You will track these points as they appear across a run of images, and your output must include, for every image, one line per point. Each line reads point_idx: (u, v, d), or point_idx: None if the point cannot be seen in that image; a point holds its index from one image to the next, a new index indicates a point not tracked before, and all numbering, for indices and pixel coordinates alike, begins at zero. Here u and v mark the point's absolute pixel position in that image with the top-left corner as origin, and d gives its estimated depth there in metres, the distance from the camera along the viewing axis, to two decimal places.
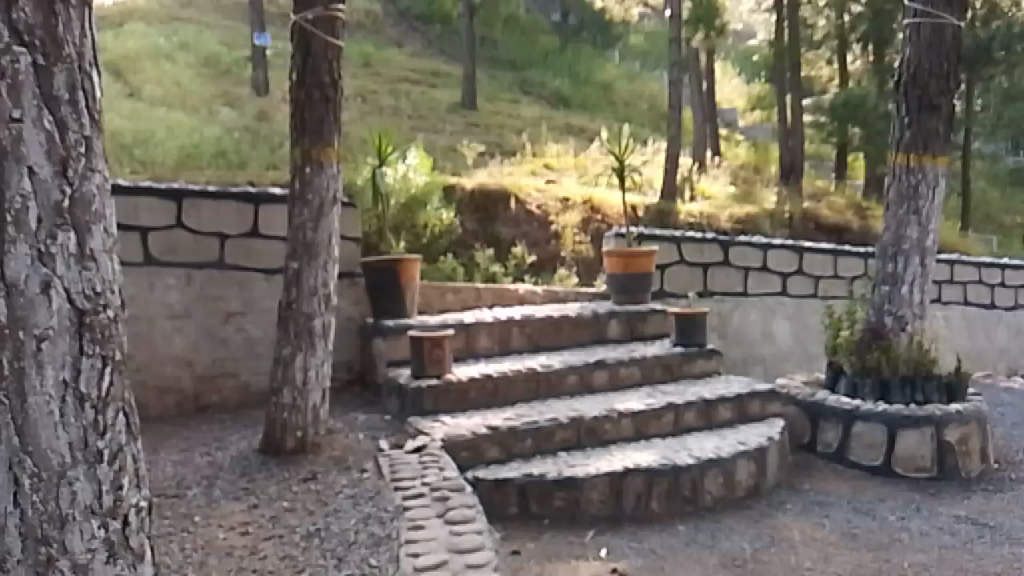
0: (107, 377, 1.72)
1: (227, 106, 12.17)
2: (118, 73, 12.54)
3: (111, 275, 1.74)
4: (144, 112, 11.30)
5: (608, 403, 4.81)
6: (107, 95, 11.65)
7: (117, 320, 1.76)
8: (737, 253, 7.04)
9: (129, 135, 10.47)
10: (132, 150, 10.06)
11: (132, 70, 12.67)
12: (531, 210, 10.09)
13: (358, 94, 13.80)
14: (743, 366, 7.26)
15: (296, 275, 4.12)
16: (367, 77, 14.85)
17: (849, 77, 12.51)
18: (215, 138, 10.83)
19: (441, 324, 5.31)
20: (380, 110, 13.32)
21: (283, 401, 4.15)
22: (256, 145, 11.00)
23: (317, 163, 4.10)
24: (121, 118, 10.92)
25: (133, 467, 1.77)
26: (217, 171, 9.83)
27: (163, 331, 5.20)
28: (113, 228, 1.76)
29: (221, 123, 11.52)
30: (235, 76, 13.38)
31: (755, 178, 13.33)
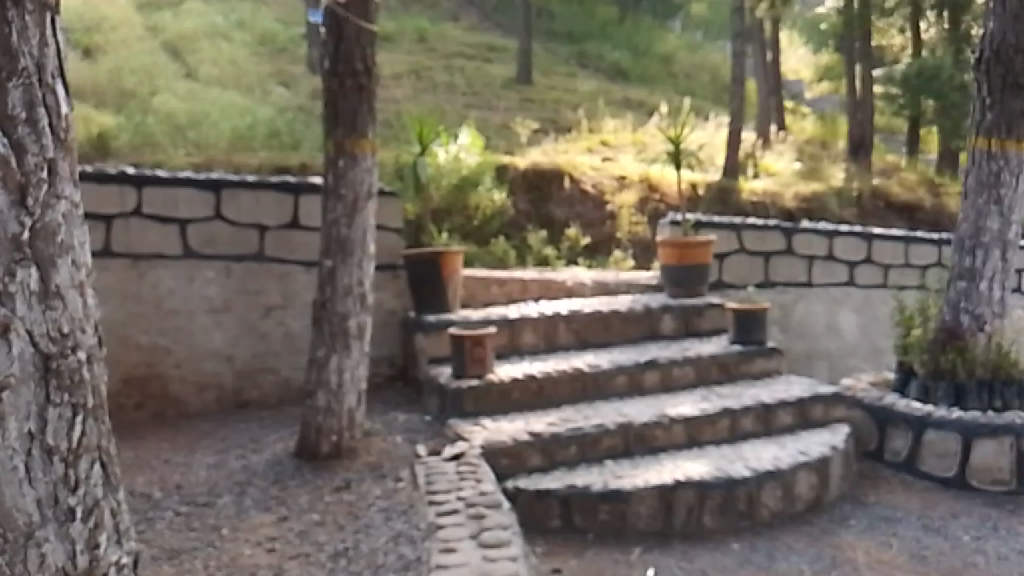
0: (78, 427, 1.59)
1: (281, 85, 12.09)
2: (175, 54, 12.55)
3: (81, 310, 1.60)
4: (200, 93, 11.28)
5: (659, 407, 4.55)
6: (164, 75, 11.65)
7: (89, 361, 1.62)
8: (801, 241, 6.68)
9: (185, 116, 10.45)
10: (187, 132, 10.04)
11: (189, 50, 12.67)
12: (586, 189, 9.77)
13: (412, 69, 13.59)
14: (806, 360, 6.89)
15: (330, 273, 3.94)
16: (422, 53, 14.63)
17: (922, 47, 11.84)
18: (269, 118, 10.75)
19: (484, 320, 5.11)
20: (434, 87, 13.10)
21: (317, 405, 3.98)
22: (309, 125, 10.91)
23: (351, 155, 3.90)
24: (177, 99, 10.92)
25: (112, 524, 1.66)
26: (269, 153, 9.77)
27: (203, 325, 5.13)
28: (81, 258, 1.62)
29: (275, 103, 11.44)
30: (291, 54, 13.30)
31: (822, 154, 12.77)
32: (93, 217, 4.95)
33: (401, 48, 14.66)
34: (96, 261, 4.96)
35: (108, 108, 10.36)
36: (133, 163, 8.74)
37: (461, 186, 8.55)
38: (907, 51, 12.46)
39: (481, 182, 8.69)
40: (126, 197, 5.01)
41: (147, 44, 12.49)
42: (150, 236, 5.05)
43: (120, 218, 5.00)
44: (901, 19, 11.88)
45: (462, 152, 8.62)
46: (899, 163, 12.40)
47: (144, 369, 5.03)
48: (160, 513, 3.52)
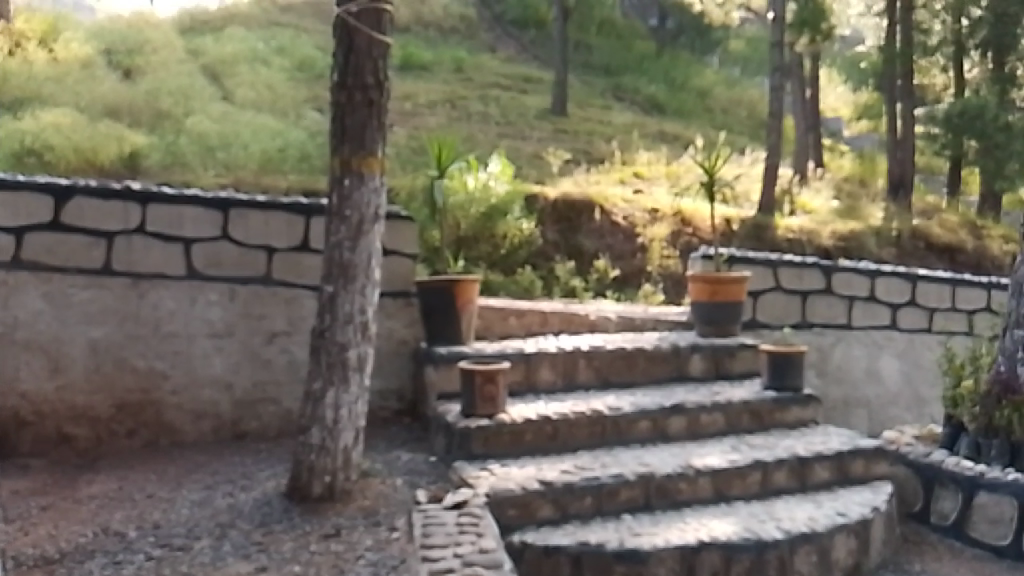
0: None
1: (315, 110, 11.99)
2: (214, 77, 12.50)
3: None
4: (233, 115, 11.16)
5: (684, 457, 4.18)
6: (199, 96, 11.57)
7: None
8: (841, 279, 6.31)
9: (216, 137, 10.30)
10: (216, 152, 9.86)
11: (228, 74, 12.62)
12: (617, 221, 9.44)
13: (448, 98, 13.42)
14: (845, 409, 6.44)
15: (331, 300, 3.64)
16: (458, 82, 14.46)
17: (965, 86, 11.41)
18: (299, 142, 10.58)
19: (499, 354, 4.78)
20: (468, 116, 12.91)
21: (311, 442, 3.68)
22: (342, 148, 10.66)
23: (357, 174, 3.61)
24: (210, 120, 10.78)
25: None
26: (297, 177, 9.60)
27: (203, 350, 4.86)
28: None
29: (307, 128, 11.30)
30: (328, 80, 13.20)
31: (861, 192, 12.35)
32: (94, 233, 4.73)
33: (437, 77, 14.50)
34: (95, 279, 4.73)
35: (140, 128, 10.24)
36: (160, 183, 8.59)
37: (489, 214, 8.27)
38: (950, 91, 12.03)
39: (509, 211, 8.41)
40: (130, 214, 4.79)
41: (186, 66, 12.45)
42: (153, 255, 4.82)
43: (122, 235, 4.77)
44: (943, 58, 11.45)
45: (491, 179, 8.36)
46: (940, 204, 11.93)
47: (138, 395, 4.76)
48: (131, 557, 3.22)
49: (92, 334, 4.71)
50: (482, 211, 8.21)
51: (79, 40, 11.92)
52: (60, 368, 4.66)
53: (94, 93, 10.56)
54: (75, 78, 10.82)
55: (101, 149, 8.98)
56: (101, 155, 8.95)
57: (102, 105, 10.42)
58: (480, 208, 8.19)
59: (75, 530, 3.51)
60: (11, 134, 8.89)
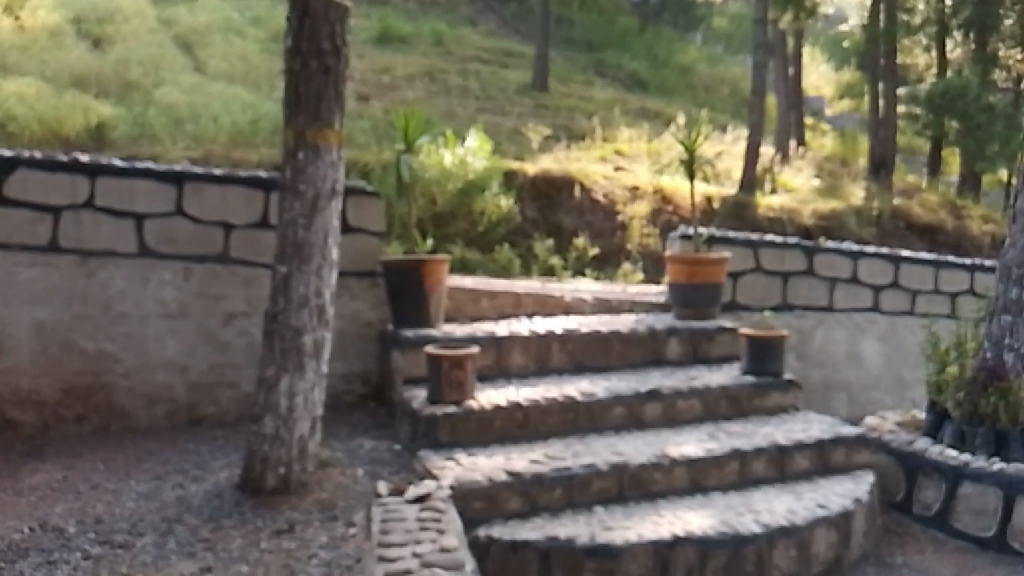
0: None
1: None
2: (186, 48, 12.09)
3: None
4: (205, 86, 10.79)
5: (658, 446, 4.01)
6: (169, 66, 11.17)
7: None
8: (823, 261, 6.15)
9: (187, 108, 9.94)
10: (185, 124, 9.51)
11: (201, 44, 12.21)
12: (597, 199, 9.23)
13: (427, 71, 13.08)
14: (825, 392, 6.30)
15: (284, 281, 3.42)
16: (438, 56, 14.12)
17: (948, 67, 11.23)
18: (272, 115, 10.25)
19: (469, 338, 4.57)
20: (447, 90, 12.60)
21: (264, 431, 3.46)
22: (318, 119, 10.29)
23: (312, 147, 3.37)
24: (181, 91, 10.41)
25: None
26: (270, 151, 9.29)
27: (156, 332, 4.62)
28: None
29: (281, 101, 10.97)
30: None
31: (842, 172, 12.20)
32: (39, 208, 4.46)
33: (416, 50, 14.14)
34: (41, 256, 4.46)
35: (109, 98, 9.86)
36: (126, 156, 8.25)
37: (466, 190, 8.05)
38: (932, 71, 11.85)
39: (487, 187, 8.19)
40: (78, 187, 4.52)
41: (158, 36, 12.03)
42: (102, 231, 4.56)
43: (70, 209, 4.51)
44: (926, 38, 11.26)
45: (468, 155, 8.14)
46: (920, 184, 11.79)
47: (88, 379, 4.51)
48: (67, 556, 3.00)
49: (38, 314, 4.45)
50: (459, 187, 7.98)
51: (46, 7, 11.46)
52: (4, 350, 4.40)
53: (61, 61, 10.16)
54: (41, 46, 10.39)
55: (67, 120, 8.61)
56: (67, 125, 8.59)
57: (70, 75, 10.02)
58: (457, 184, 7.97)
59: (10, 525, 3.28)
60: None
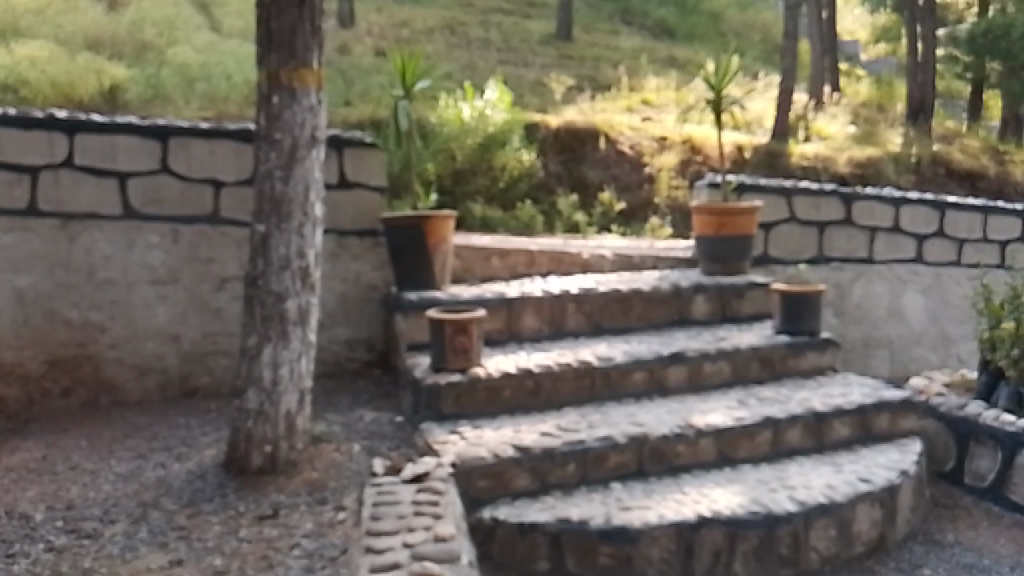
0: None
1: None
2: (202, 6, 11.68)
3: None
4: (221, 44, 10.39)
5: (683, 414, 3.66)
6: (184, 24, 10.78)
7: None
8: (862, 209, 5.70)
9: (201, 68, 9.54)
10: (198, 84, 9.12)
11: (217, 2, 11.80)
12: (623, 150, 8.78)
13: (447, 24, 12.59)
14: (864, 350, 5.88)
15: (263, 241, 3.09)
16: (459, 8, 13.60)
17: (990, 4, 10.47)
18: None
19: (477, 300, 4.23)
20: (468, 43, 12.13)
21: (247, 407, 3.17)
22: (338, 70, 9.81)
23: (287, 90, 3.01)
24: (194, 50, 10.01)
25: None
26: None
27: (144, 299, 4.34)
28: None
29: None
30: None
31: (878, 118, 11.57)
32: (16, 168, 4.16)
33: (436, 2, 13.60)
34: (20, 221, 4.19)
35: (124, 60, 9.46)
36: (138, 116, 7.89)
37: (486, 144, 7.68)
38: (973, 11, 11.13)
39: (508, 141, 7.79)
40: (56, 145, 4.22)
41: None
42: (84, 191, 4.26)
43: (48, 169, 4.21)
44: None
45: (488, 108, 7.77)
46: (960, 129, 11.16)
47: (73, 350, 4.26)
48: (28, 548, 2.75)
49: (18, 282, 4.19)
50: (479, 141, 7.61)
51: None
52: None
53: (75, 23, 9.77)
54: (55, 8, 9.98)
55: (80, 83, 8.23)
56: (80, 89, 8.21)
57: (83, 38, 9.61)
58: (476, 138, 7.59)
59: None
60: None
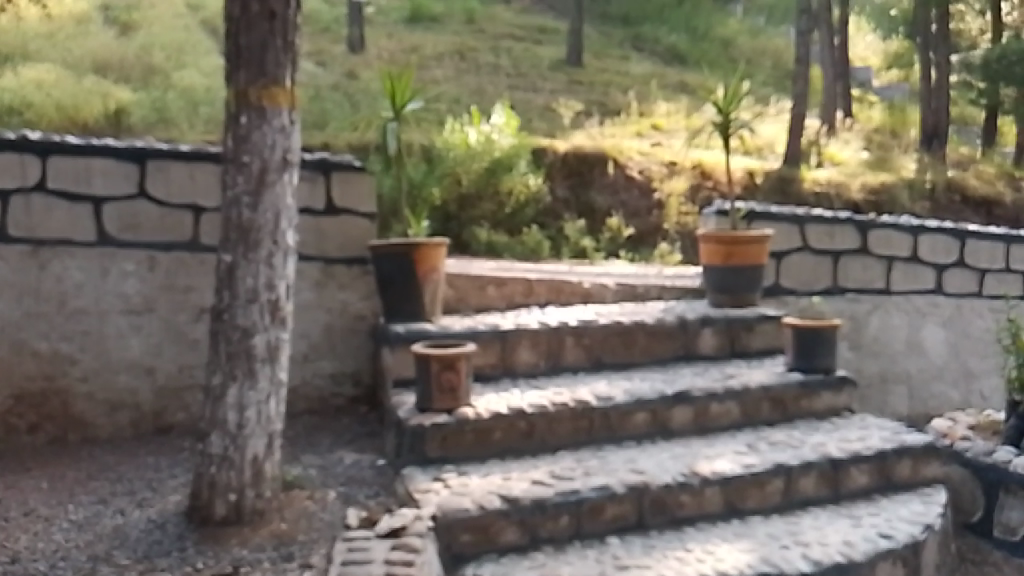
0: None
1: (317, 63, 10.57)
2: (212, 30, 11.49)
3: None
4: None
5: (687, 460, 3.38)
6: (191, 44, 10.34)
7: None
8: (879, 237, 5.43)
9: (206, 92, 9.13)
10: (202, 107, 8.70)
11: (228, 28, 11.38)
12: (632, 175, 8.54)
13: (456, 49, 12.44)
14: (882, 386, 5.58)
15: (229, 272, 2.85)
16: (468, 34, 13.47)
17: (1004, 29, 10.19)
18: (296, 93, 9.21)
19: (469, 333, 3.97)
20: (477, 68, 11.96)
21: (212, 452, 2.92)
22: (345, 94, 9.61)
23: (257, 110, 2.79)
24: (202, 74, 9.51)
25: None
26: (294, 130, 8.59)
27: (118, 330, 4.10)
28: None
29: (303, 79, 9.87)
30: (334, 35, 11.79)
31: (892, 143, 11.31)
32: None
33: (446, 28, 13.47)
34: None
35: (130, 84, 9.13)
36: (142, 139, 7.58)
37: (493, 169, 7.43)
38: (987, 37, 10.88)
39: (515, 165, 7.55)
40: (27, 168, 4.01)
41: (182, 17, 11.45)
42: (56, 217, 4.04)
43: (18, 193, 3.99)
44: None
45: (494, 133, 7.55)
46: (974, 155, 10.89)
47: (41, 383, 4.01)
48: None
49: None
50: (485, 166, 7.38)
51: None
52: None
53: (83, 45, 9.46)
54: (65, 31, 9.68)
55: (84, 106, 7.90)
56: (85, 112, 7.89)
57: (91, 61, 9.29)
58: (483, 163, 7.36)
59: None
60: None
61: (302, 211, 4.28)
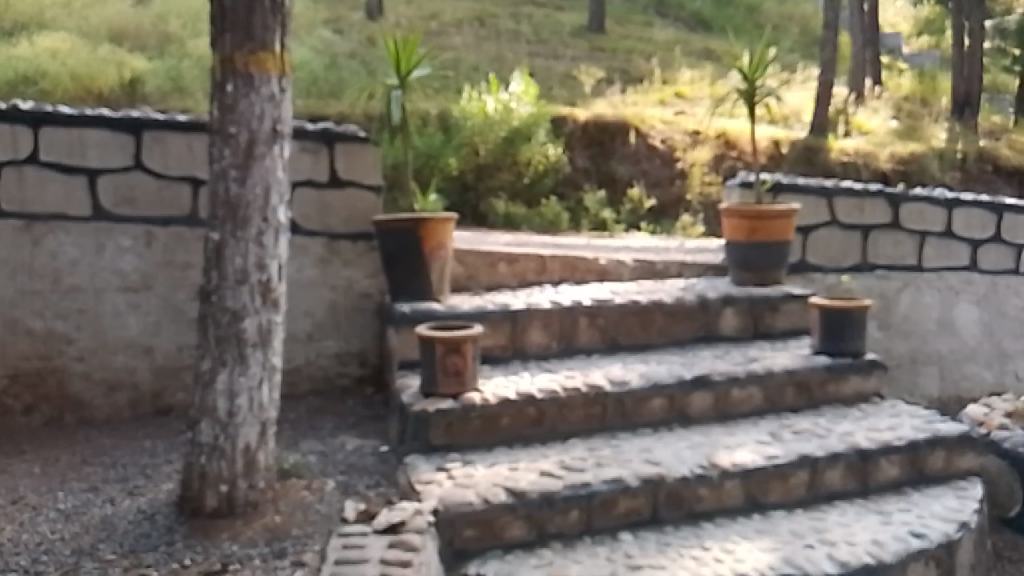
0: None
1: (333, 30, 10.29)
2: None
3: None
4: None
5: (706, 451, 3.18)
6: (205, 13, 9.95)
7: None
8: (911, 212, 5.17)
9: None
10: None
11: None
12: (654, 145, 8.27)
13: (476, 16, 12.12)
14: (912, 367, 5.35)
15: (217, 251, 2.68)
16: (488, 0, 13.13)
17: None
18: (312, 61, 8.95)
19: (477, 313, 3.79)
20: (497, 35, 11.66)
21: (201, 440, 2.77)
22: (361, 62, 9.35)
23: (244, 77, 2.60)
24: None
25: None
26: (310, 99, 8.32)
27: (114, 308, 3.96)
28: None
29: (319, 46, 9.58)
30: (352, 3, 11.48)
31: (922, 111, 10.92)
32: None
33: None
34: None
35: (147, 52, 8.81)
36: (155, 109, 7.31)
37: (511, 138, 7.21)
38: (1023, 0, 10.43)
39: (534, 135, 7.31)
40: (20, 139, 3.85)
41: None
42: (50, 190, 3.89)
43: (11, 166, 3.84)
44: None
45: (513, 101, 7.32)
46: (1007, 124, 10.47)
47: (36, 363, 3.88)
48: None
49: None
50: (504, 135, 7.16)
51: None
52: None
53: (100, 14, 9.23)
54: (82, 1, 9.43)
55: (99, 75, 7.57)
56: (100, 81, 7.56)
57: (107, 30, 9.05)
58: (502, 131, 7.14)
59: None
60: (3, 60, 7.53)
61: (305, 183, 4.09)
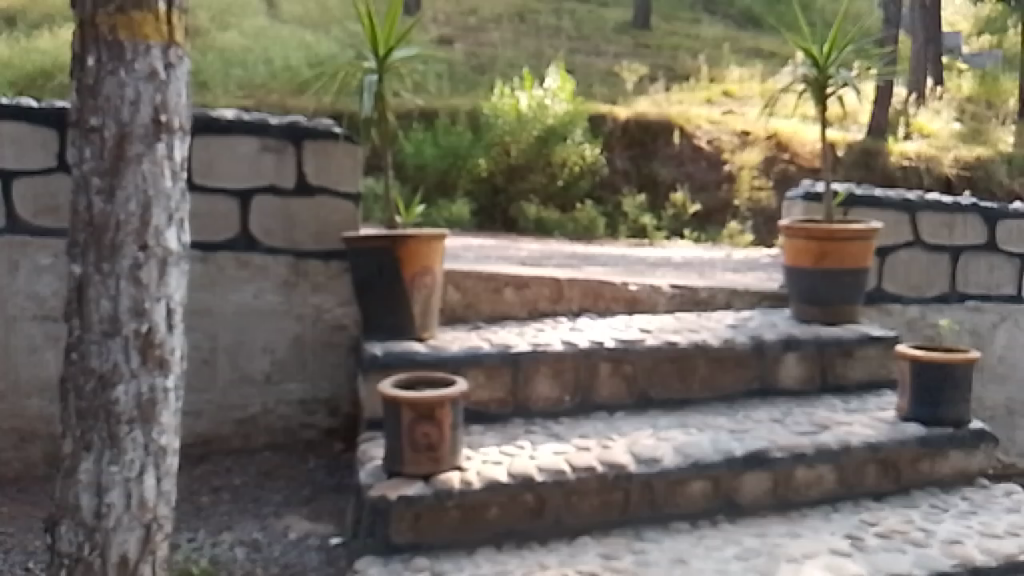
0: None
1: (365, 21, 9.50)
2: None
3: None
4: (268, 29, 8.66)
5: (762, 566, 2.34)
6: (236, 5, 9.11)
7: None
8: (1010, 231, 4.24)
9: (248, 52, 8.01)
10: (234, 68, 7.60)
11: None
12: (701, 146, 7.35)
13: (515, 11, 11.29)
14: (1006, 418, 4.42)
15: (78, 289, 1.92)
16: None
17: None
18: (338, 54, 8.17)
19: (469, 358, 2.97)
20: (536, 30, 10.82)
21: (61, 550, 2.00)
22: None
23: (110, 47, 1.85)
24: (237, 33, 8.38)
25: None
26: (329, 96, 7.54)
27: (29, 342, 3.25)
28: None
29: (346, 38, 8.81)
30: None
31: (988, 114, 9.86)
32: None
33: None
34: None
35: None
36: None
37: (546, 138, 6.35)
38: None
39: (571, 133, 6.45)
40: None
41: None
42: None
43: None
44: None
45: (547, 98, 6.49)
46: None
47: None
48: None
49: None
50: (538, 133, 6.31)
51: None
52: None
53: None
54: None
55: None
56: None
57: None
58: (535, 130, 6.30)
59: None
60: (19, 52, 6.69)
61: (267, 190, 3.31)
